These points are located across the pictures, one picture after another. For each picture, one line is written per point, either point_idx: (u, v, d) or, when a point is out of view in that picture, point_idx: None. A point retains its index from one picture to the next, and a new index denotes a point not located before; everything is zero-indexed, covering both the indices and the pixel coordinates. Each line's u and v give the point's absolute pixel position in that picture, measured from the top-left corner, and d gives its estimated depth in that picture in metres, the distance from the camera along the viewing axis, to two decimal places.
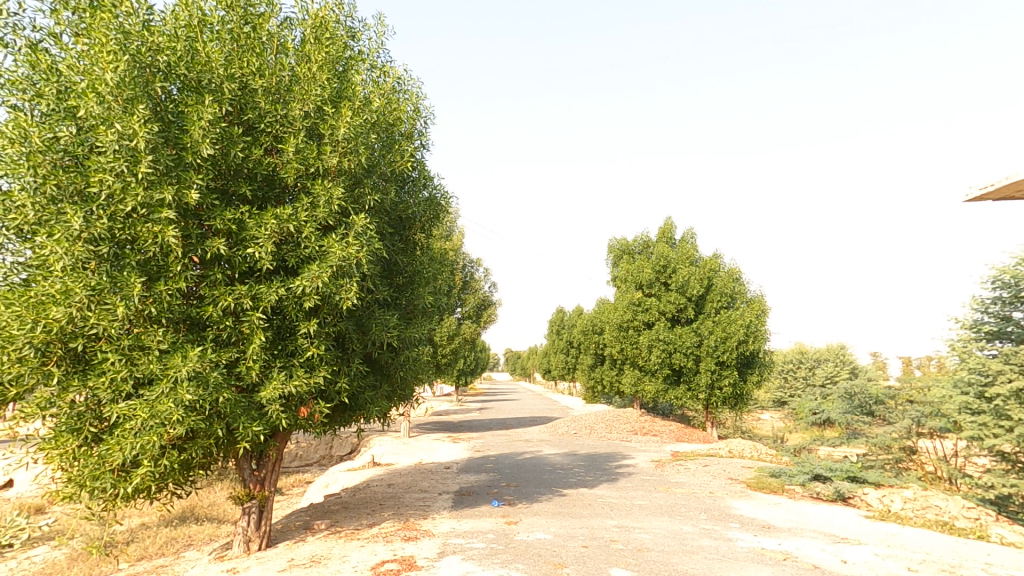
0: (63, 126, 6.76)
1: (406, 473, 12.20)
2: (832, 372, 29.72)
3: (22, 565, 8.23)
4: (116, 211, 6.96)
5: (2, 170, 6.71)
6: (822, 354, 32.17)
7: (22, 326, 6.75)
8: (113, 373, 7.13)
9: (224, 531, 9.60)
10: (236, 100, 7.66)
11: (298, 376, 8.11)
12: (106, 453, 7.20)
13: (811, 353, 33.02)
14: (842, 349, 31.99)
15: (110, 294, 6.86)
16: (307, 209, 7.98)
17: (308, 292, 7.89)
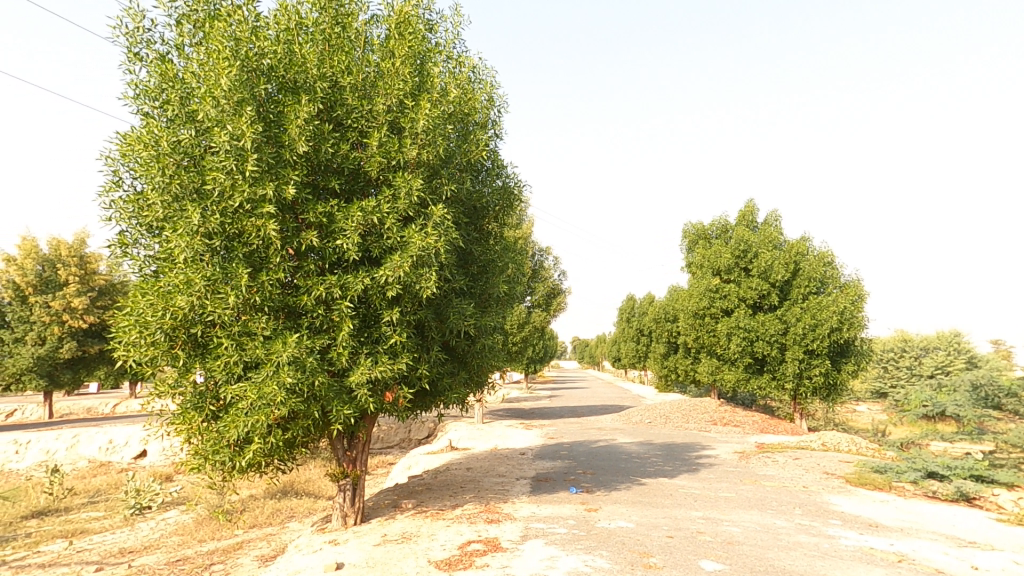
0: (185, 130, 7.40)
1: (483, 458, 12.49)
2: (943, 361, 27.11)
3: (159, 524, 9.30)
4: (226, 207, 7.51)
5: (137, 172, 7.47)
6: (931, 342, 29.29)
7: (155, 314, 7.55)
8: (227, 357, 7.79)
9: (321, 506, 10.29)
10: (326, 98, 8.00)
11: (384, 362, 8.43)
12: (224, 430, 7.92)
13: (916, 340, 30.02)
14: (957, 336, 29.03)
15: (222, 284, 7.48)
16: (389, 200, 8.24)
17: (391, 281, 8.16)
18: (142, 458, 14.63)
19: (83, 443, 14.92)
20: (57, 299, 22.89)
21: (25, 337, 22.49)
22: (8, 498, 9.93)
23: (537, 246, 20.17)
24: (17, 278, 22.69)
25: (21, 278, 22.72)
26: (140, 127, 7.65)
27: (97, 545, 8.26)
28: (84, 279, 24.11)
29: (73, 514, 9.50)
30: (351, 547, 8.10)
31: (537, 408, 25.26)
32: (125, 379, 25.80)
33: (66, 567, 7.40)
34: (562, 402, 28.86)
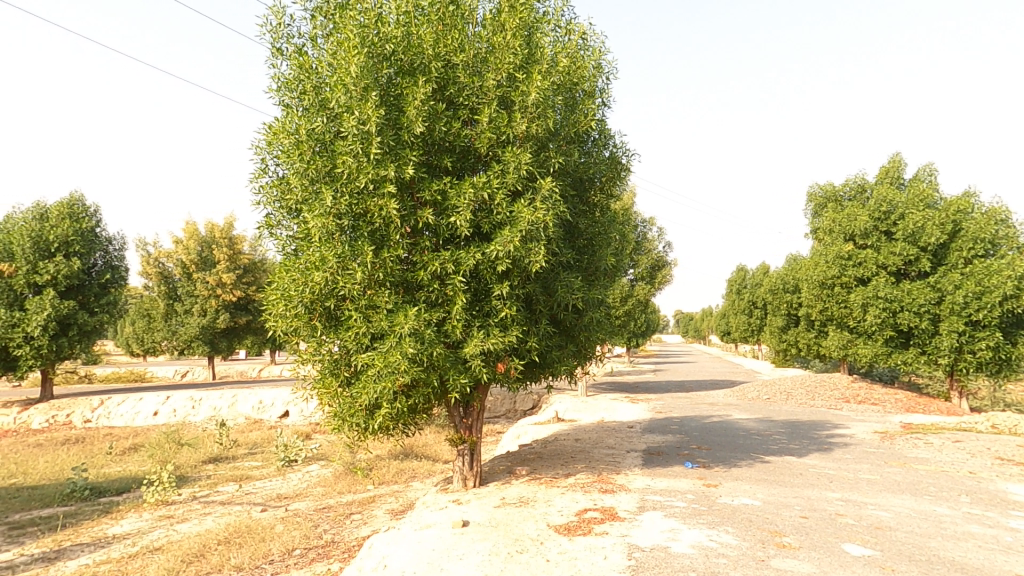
0: (318, 117, 8.03)
1: (590, 430, 12.50)
2: None
3: (306, 475, 10.45)
4: (353, 189, 8.05)
5: (280, 159, 8.27)
6: None
7: (297, 288, 8.42)
8: (356, 328, 8.43)
9: (440, 468, 10.93)
10: (440, 78, 8.18)
11: (496, 335, 8.58)
12: (356, 395, 8.65)
13: None
14: None
15: (350, 260, 8.08)
16: (498, 175, 8.25)
17: (501, 256, 8.24)
18: (286, 418, 16.78)
19: (239, 402, 17.24)
20: (213, 276, 26.31)
21: (192, 309, 26.24)
22: (191, 444, 11.81)
23: (641, 217, 19.58)
24: (184, 258, 26.34)
25: (187, 257, 26.32)
26: (282, 117, 8.42)
27: (260, 489, 9.52)
28: (233, 257, 27.26)
29: (239, 463, 11.05)
30: (474, 506, 8.41)
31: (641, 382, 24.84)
32: (269, 346, 29.36)
33: (239, 506, 8.64)
34: (667, 377, 28.06)
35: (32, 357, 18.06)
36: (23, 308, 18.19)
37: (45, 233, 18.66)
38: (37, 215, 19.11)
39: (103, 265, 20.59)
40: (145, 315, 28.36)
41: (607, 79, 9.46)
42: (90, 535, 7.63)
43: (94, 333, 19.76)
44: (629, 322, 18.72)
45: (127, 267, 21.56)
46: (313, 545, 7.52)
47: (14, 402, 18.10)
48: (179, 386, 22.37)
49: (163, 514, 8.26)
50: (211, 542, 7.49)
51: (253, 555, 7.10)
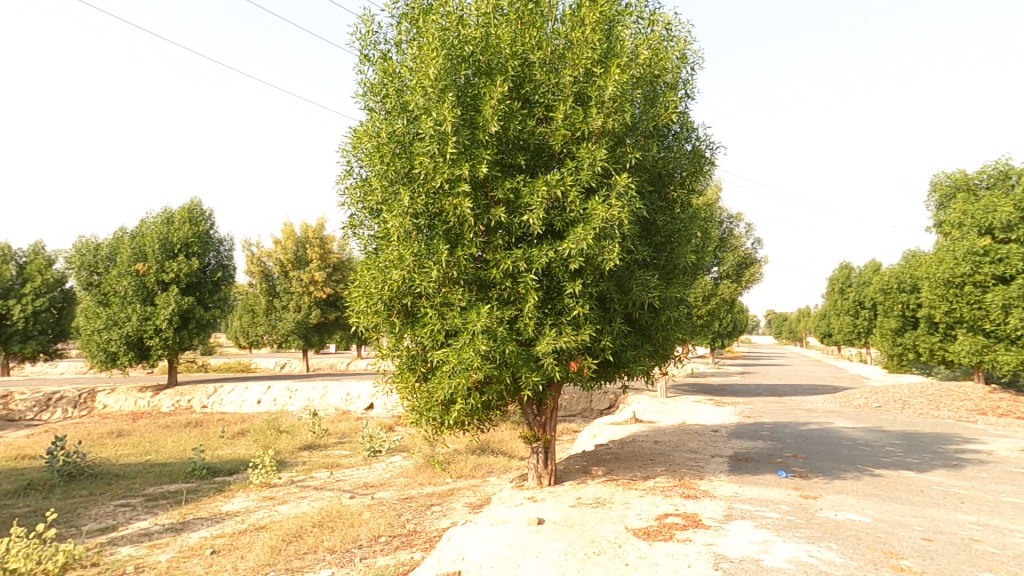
0: (400, 119, 8.44)
1: (671, 432, 11.94)
2: None
3: (389, 466, 10.97)
4: (430, 189, 8.35)
5: (364, 161, 8.80)
6: None
7: (377, 286, 8.89)
8: (432, 325, 8.70)
9: (516, 465, 10.98)
10: (516, 76, 8.24)
11: (568, 333, 8.37)
12: (433, 390, 8.97)
13: None
14: None
15: (426, 258, 8.41)
16: (572, 172, 8.12)
17: (575, 253, 7.99)
18: (370, 410, 17.75)
19: (330, 393, 18.51)
20: (306, 274, 28.70)
21: (288, 305, 28.65)
22: (289, 432, 12.86)
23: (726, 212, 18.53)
24: (282, 257, 28.86)
25: (284, 256, 28.81)
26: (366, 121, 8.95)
27: (348, 477, 10.12)
28: (323, 257, 29.46)
29: (330, 451, 11.87)
30: (549, 505, 8.26)
31: (726, 385, 23.42)
32: (355, 341, 31.45)
33: (331, 492, 9.25)
34: (757, 380, 26.18)
35: (160, 346, 20.64)
36: (153, 303, 20.92)
37: (170, 235, 21.34)
38: (164, 219, 21.89)
39: (216, 264, 23.06)
40: (250, 310, 31.43)
41: (694, 69, 8.95)
42: (208, 510, 8.58)
43: (208, 326, 21.97)
44: (713, 321, 17.77)
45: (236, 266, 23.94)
46: (397, 534, 7.90)
47: (147, 387, 20.86)
48: (280, 378, 24.57)
49: (266, 495, 9.06)
50: (307, 524, 8.15)
51: (344, 539, 7.64)
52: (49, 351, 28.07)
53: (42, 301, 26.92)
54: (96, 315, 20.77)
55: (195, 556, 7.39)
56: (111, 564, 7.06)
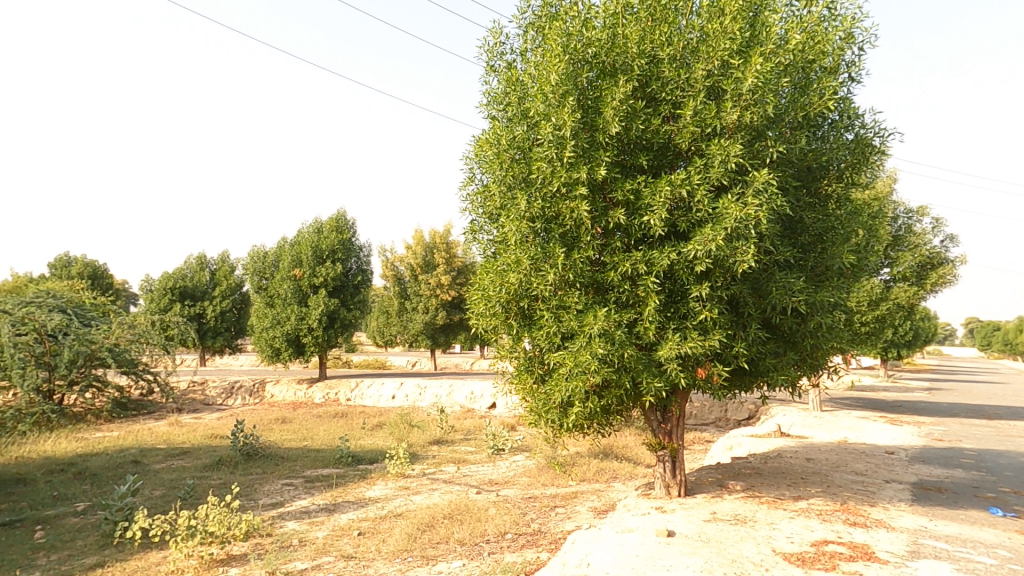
0: (519, 125, 8.63)
1: (828, 450, 10.85)
2: None
3: (512, 464, 11.23)
4: (547, 193, 8.32)
5: (484, 168, 9.09)
6: None
7: (495, 288, 8.82)
8: (548, 328, 8.39)
9: (641, 472, 10.64)
10: (643, 76, 7.93)
11: (693, 338, 7.51)
12: (550, 392, 8.62)
13: None
14: None
15: (542, 261, 8.17)
16: (700, 170, 7.45)
17: (701, 255, 7.23)
18: (494, 409, 18.50)
19: (456, 391, 19.56)
20: (434, 278, 30.74)
21: (418, 307, 30.77)
22: (419, 426, 13.81)
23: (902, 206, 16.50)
24: (413, 262, 31.15)
25: (415, 261, 31.16)
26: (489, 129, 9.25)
27: (474, 473, 10.53)
28: (449, 262, 31.32)
29: (456, 446, 12.50)
30: (679, 517, 7.85)
31: (900, 402, 20.55)
32: (478, 342, 32.83)
33: (459, 486, 9.71)
34: (942, 399, 22.55)
35: (313, 343, 23.32)
36: (308, 304, 23.72)
37: (321, 242, 24.18)
38: (315, 228, 24.74)
39: (357, 269, 25.26)
40: (384, 311, 34.03)
41: (861, 49, 8.08)
42: (354, 494, 9.47)
43: (350, 325, 24.46)
44: (884, 328, 16.15)
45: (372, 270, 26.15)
46: (522, 532, 8.02)
47: (303, 379, 23.72)
48: (409, 375, 26.46)
49: (402, 485, 9.75)
50: (438, 515, 8.62)
51: (473, 533, 7.94)
52: (233, 346, 33.34)
53: (227, 302, 32.02)
54: (264, 315, 23.84)
55: (346, 535, 8.35)
56: (282, 535, 8.43)
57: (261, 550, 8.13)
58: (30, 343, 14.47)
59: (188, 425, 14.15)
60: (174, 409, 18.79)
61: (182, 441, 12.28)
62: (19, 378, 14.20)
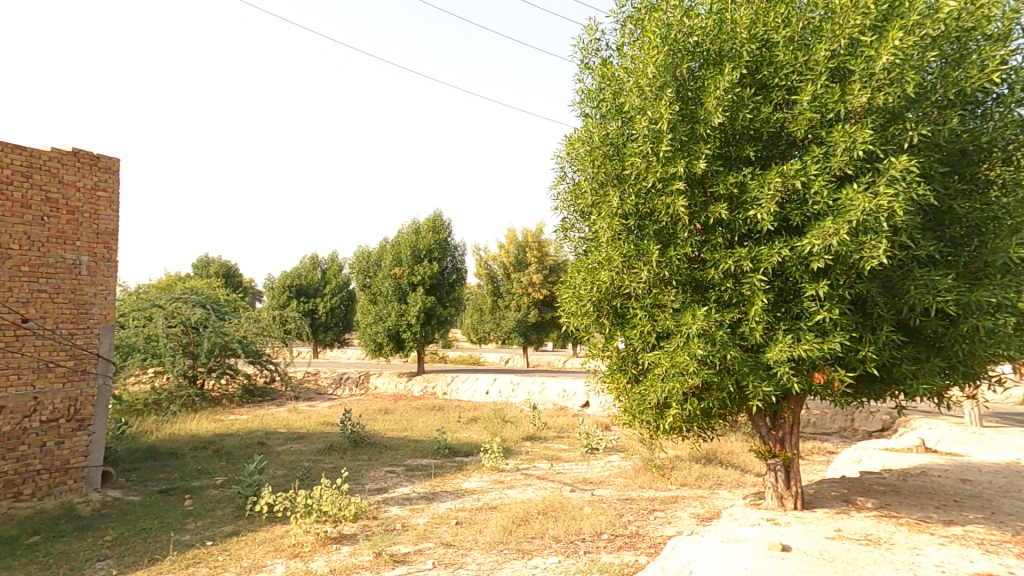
0: (614, 122, 7.84)
1: (990, 472, 9.57)
2: None
3: (607, 464, 11.07)
4: (642, 188, 7.44)
5: (576, 166, 8.30)
6: None
7: (586, 287, 8.18)
8: (641, 326, 7.62)
9: (749, 481, 10.01)
10: (753, 62, 7.35)
11: (807, 340, 6.59)
12: (644, 393, 7.67)
13: None
14: None
15: (636, 259, 7.49)
16: (818, 160, 6.69)
17: (818, 251, 6.39)
18: (587, 408, 18.47)
19: (549, 389, 19.80)
20: (525, 276, 30.82)
21: (511, 304, 31.13)
22: (512, 422, 14.14)
23: None
24: (506, 260, 31.56)
25: (507, 259, 31.40)
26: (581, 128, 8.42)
27: (568, 471, 10.51)
28: (542, 261, 31.28)
29: (550, 443, 12.58)
30: (796, 532, 7.28)
31: None
32: (571, 340, 32.50)
33: (552, 482, 9.77)
34: None
35: (411, 338, 24.61)
36: (407, 301, 25.09)
37: (419, 243, 25.50)
38: (414, 229, 26.15)
39: (453, 267, 26.22)
40: (478, 309, 35.13)
41: None
42: (451, 485, 9.83)
43: (446, 322, 25.54)
44: None
45: (467, 269, 26.88)
46: (619, 534, 7.81)
47: (403, 373, 25.11)
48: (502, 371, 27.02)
49: (496, 479, 9.97)
50: (533, 510, 8.68)
51: (568, 530, 7.89)
52: (342, 340, 36.10)
53: (335, 300, 34.67)
54: (369, 311, 25.39)
55: (444, 524, 8.67)
56: (386, 519, 8.95)
57: (369, 531, 8.73)
58: (179, 333, 17.06)
59: (304, 412, 15.52)
60: (292, 396, 20.72)
61: (300, 426, 13.50)
62: (170, 364, 16.51)
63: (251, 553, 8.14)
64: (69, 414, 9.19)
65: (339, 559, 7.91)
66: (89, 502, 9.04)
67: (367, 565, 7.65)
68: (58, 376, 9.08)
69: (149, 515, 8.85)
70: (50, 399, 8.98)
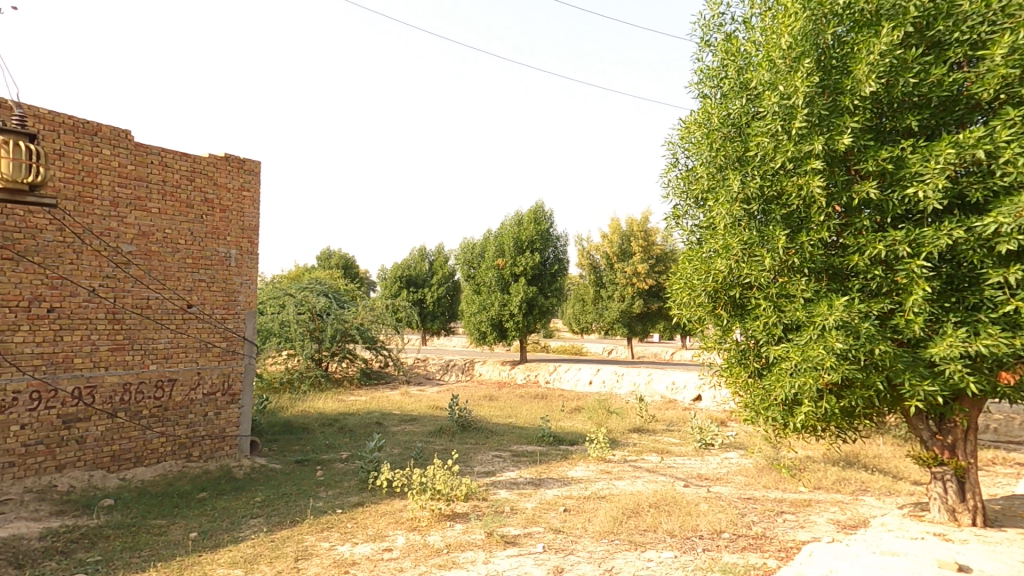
0: (737, 100, 7.33)
1: None
2: None
3: (725, 461, 10.60)
4: (768, 169, 6.89)
5: (691, 150, 7.86)
6: None
7: (699, 277, 7.55)
8: (765, 318, 6.91)
9: (902, 489, 9.01)
10: (921, 17, 6.32)
11: (990, 334, 5.82)
12: (769, 387, 7.10)
13: None
14: None
15: (759, 246, 6.79)
16: (1010, 127, 5.78)
17: (1009, 231, 5.58)
18: (699, 401, 17.85)
19: (656, 380, 19.45)
20: (631, 266, 29.25)
21: (614, 295, 29.94)
22: (618, 414, 14.05)
23: None
24: (609, 251, 30.11)
25: (610, 250, 30.01)
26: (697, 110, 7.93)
27: (680, 465, 10.22)
28: (647, 250, 29.52)
29: (659, 436, 12.30)
30: (975, 552, 6.46)
31: None
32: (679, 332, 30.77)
33: (664, 476, 9.55)
34: None
35: (514, 328, 25.33)
36: (509, 291, 25.71)
37: (521, 234, 25.91)
38: (517, 221, 26.56)
39: (554, 258, 26.46)
40: (579, 300, 33.41)
41: None
42: (558, 472, 9.95)
43: (548, 312, 25.91)
44: None
45: (568, 260, 27.04)
46: (742, 534, 7.44)
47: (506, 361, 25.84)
48: (606, 362, 26.81)
49: (604, 469, 9.94)
50: (644, 503, 8.53)
51: (683, 526, 7.65)
52: (448, 329, 38.13)
53: (441, 290, 36.45)
54: (473, 302, 26.59)
55: (553, 510, 8.79)
56: (496, 501, 9.27)
57: (479, 511, 9.10)
58: (307, 320, 18.84)
59: (414, 396, 16.49)
60: (404, 380, 22.29)
61: (412, 409, 14.39)
62: (300, 347, 18.35)
63: (374, 522, 8.85)
64: (224, 388, 10.59)
65: (453, 535, 8.34)
66: (241, 466, 10.40)
67: (479, 543, 7.99)
68: (215, 355, 10.48)
69: (288, 482, 9.94)
70: (210, 374, 10.40)
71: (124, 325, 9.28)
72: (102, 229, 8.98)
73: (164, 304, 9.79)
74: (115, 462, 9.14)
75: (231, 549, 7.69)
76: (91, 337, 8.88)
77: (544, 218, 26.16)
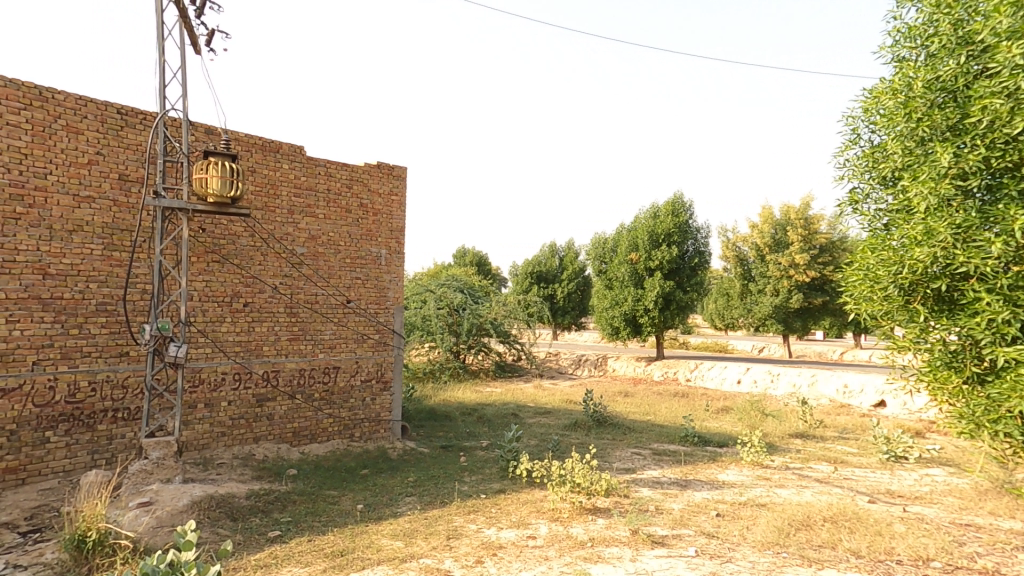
0: (953, 59, 6.27)
1: None
2: None
3: (925, 479, 9.28)
4: (997, 136, 5.83)
5: (881, 124, 6.97)
6: None
7: (887, 268, 6.65)
8: (990, 314, 5.85)
9: None
10: None
11: None
12: (999, 397, 6.00)
13: None
14: None
15: (981, 230, 5.81)
16: None
17: None
18: (882, 407, 15.91)
19: (821, 382, 17.93)
20: (786, 257, 26.48)
21: (766, 289, 27.33)
22: (775, 417, 13.08)
23: None
24: (759, 241, 27.66)
25: (761, 240, 27.57)
26: (892, 76, 7.00)
27: (861, 479, 9.18)
28: (807, 239, 26.67)
29: (830, 443, 11.19)
30: None
31: None
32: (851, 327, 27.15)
33: (841, 489, 8.66)
34: None
35: (650, 324, 24.80)
36: (643, 286, 25.14)
37: (657, 227, 25.09)
38: (652, 214, 25.76)
39: (693, 250, 25.30)
40: (723, 294, 31.34)
41: None
42: (705, 475, 9.49)
43: (687, 307, 24.97)
44: None
45: (710, 252, 25.68)
46: (957, 564, 6.44)
47: (641, 358, 25.38)
48: (754, 361, 25.02)
49: (761, 475, 9.28)
50: (816, 516, 7.78)
51: (872, 547, 6.83)
52: (578, 324, 38.53)
53: (572, 286, 37.06)
54: (605, 297, 26.56)
55: (703, 513, 8.37)
56: (639, 499, 9.07)
57: (622, 508, 8.96)
58: (445, 315, 20.06)
59: (547, 389, 16.80)
60: (537, 373, 23.01)
61: (546, 402, 14.69)
62: (440, 340, 19.66)
63: (517, 510, 9.13)
64: (378, 376, 11.67)
65: (596, 529, 8.31)
66: (395, 448, 11.37)
67: (625, 540, 7.85)
68: (370, 345, 11.56)
69: (435, 465, 10.66)
70: (366, 363, 11.52)
71: (299, 318, 10.60)
72: (282, 234, 10.32)
73: (329, 300, 11.01)
74: (296, 437, 10.51)
75: (391, 522, 8.42)
76: (274, 328, 10.27)
77: (681, 209, 25.11)
